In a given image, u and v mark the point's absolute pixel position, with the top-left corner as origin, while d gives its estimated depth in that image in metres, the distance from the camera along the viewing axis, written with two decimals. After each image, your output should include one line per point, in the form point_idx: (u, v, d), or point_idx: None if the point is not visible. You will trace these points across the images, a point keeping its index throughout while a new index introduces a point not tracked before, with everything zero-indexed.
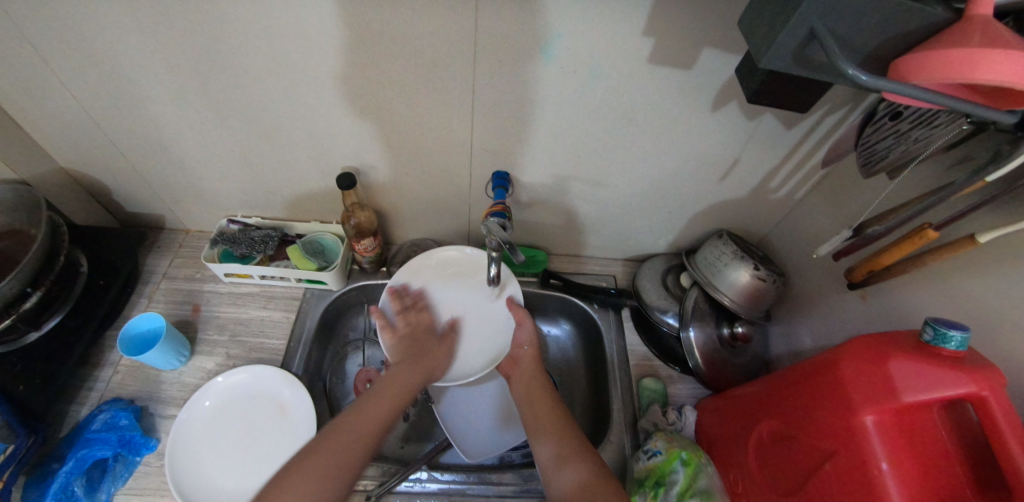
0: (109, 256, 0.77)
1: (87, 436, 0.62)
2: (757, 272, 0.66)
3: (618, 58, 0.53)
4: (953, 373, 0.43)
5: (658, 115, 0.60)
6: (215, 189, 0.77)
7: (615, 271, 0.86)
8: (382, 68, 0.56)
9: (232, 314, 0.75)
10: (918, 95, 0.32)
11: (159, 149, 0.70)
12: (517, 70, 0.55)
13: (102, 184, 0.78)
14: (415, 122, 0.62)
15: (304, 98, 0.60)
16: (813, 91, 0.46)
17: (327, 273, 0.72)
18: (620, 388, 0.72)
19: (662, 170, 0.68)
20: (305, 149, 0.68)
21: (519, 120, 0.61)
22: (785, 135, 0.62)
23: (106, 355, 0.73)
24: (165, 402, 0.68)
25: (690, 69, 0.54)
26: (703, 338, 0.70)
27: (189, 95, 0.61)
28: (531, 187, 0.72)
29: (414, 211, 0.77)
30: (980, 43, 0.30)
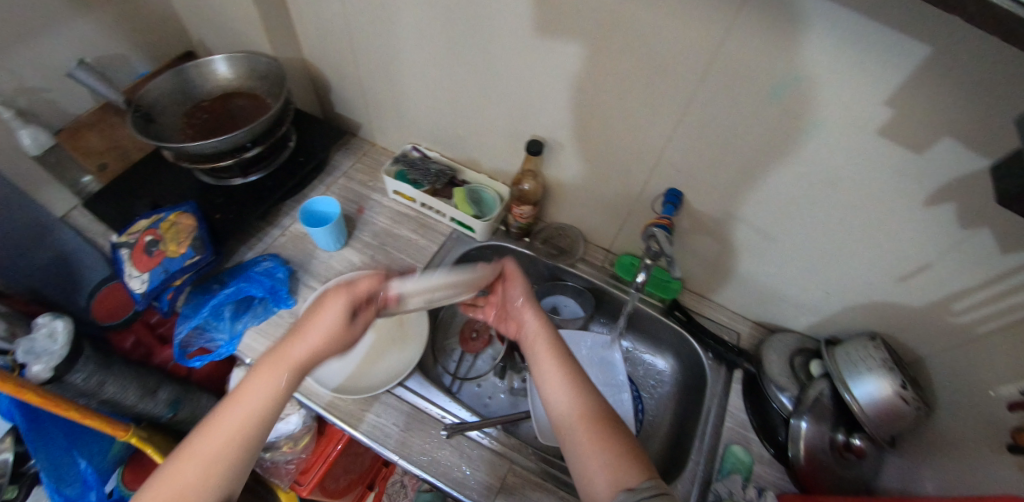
0: (311, 141, 0.90)
1: (250, 273, 0.76)
2: (901, 391, 0.61)
3: (849, 122, 0.51)
4: None
5: (865, 190, 0.56)
6: (414, 117, 0.87)
7: (741, 329, 0.84)
8: (609, 58, 0.59)
9: (386, 226, 0.83)
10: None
11: (387, 69, 0.81)
12: (739, 99, 0.55)
13: (330, 82, 0.92)
14: (616, 116, 0.65)
15: (528, 62, 0.66)
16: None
17: (481, 224, 0.76)
18: (705, 443, 0.69)
19: (839, 247, 0.64)
20: (508, 108, 0.74)
21: (720, 149, 0.62)
22: (992, 258, 0.53)
23: (280, 218, 0.86)
24: (310, 274, 0.79)
25: (920, 154, 0.49)
26: (814, 434, 0.65)
27: (435, 34, 0.70)
28: (699, 214, 0.72)
29: (574, 199, 0.80)
30: None
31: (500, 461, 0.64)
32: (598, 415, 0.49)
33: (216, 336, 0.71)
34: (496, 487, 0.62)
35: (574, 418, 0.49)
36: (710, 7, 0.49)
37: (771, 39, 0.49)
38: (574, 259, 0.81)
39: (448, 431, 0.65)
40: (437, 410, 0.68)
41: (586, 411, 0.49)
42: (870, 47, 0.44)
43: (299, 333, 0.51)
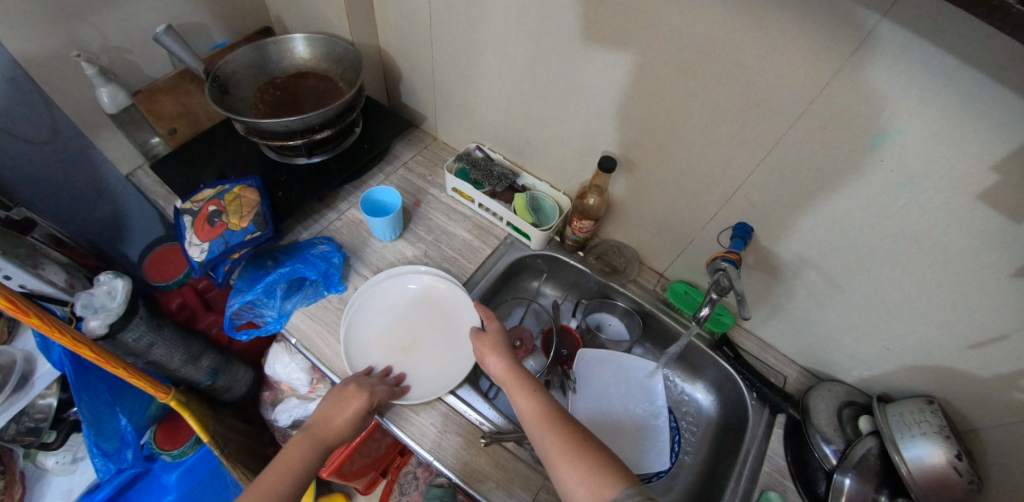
0: (377, 129, 0.92)
1: (306, 255, 0.77)
2: (954, 459, 0.59)
3: (947, 184, 0.49)
4: None
5: (950, 254, 0.54)
6: (483, 118, 0.87)
7: (788, 372, 0.82)
8: (699, 86, 0.59)
9: (442, 223, 0.83)
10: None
11: (465, 69, 0.82)
12: (831, 144, 0.54)
13: (402, 74, 0.93)
14: (695, 145, 0.65)
15: (612, 80, 0.66)
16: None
17: (540, 233, 0.76)
18: (740, 485, 0.68)
19: (910, 305, 0.62)
20: (582, 122, 0.74)
21: (800, 192, 0.61)
22: None
23: (337, 203, 0.87)
24: (362, 262, 0.80)
25: (1018, 224, 0.47)
26: (857, 492, 0.62)
27: (521, 41, 0.71)
28: (767, 252, 0.72)
29: (636, 219, 0.80)
30: None
31: (535, 473, 0.64)
32: (568, 434, 0.51)
33: (265, 312, 0.73)
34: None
35: (545, 434, 0.52)
36: (818, 49, 0.48)
37: (881, 86, 0.47)
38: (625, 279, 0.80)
39: (486, 437, 0.65)
40: (476, 413, 0.68)
41: (553, 423, 0.53)
42: (987, 112, 0.43)
43: (330, 407, 0.58)
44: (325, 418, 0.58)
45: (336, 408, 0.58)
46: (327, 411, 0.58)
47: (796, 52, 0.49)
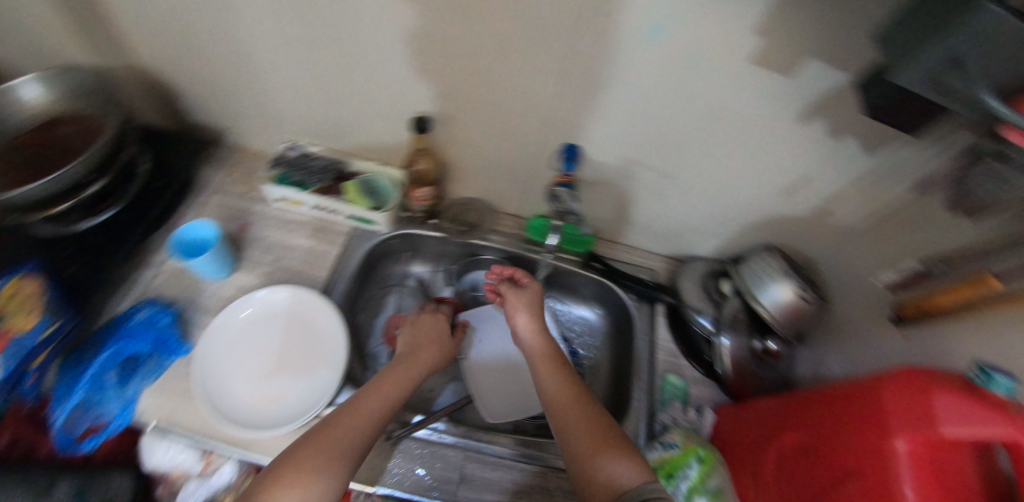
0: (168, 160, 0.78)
1: (127, 329, 0.66)
2: (802, 292, 0.66)
3: (724, 52, 0.51)
4: (1000, 416, 0.42)
5: (745, 115, 0.58)
6: (283, 112, 0.77)
7: (655, 265, 0.86)
8: (476, 19, 0.54)
9: (279, 238, 0.76)
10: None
11: (238, 64, 0.70)
12: (618, 44, 0.53)
13: (169, 87, 0.78)
14: (499, 82, 0.61)
15: (390, 35, 0.59)
16: (918, 118, 0.43)
17: (380, 215, 0.71)
18: (643, 380, 0.72)
19: (731, 171, 0.67)
20: (382, 88, 0.67)
21: (605, 98, 0.60)
22: (865, 161, 0.59)
23: (151, 256, 0.75)
24: (202, 311, 0.70)
25: (791, 77, 0.52)
26: (736, 347, 0.69)
27: (283, 18, 0.61)
28: (597, 164, 0.71)
29: (474, 170, 0.76)
30: None
31: (454, 452, 0.64)
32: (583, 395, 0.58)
33: (105, 409, 0.62)
34: (456, 480, 0.61)
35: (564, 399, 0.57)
36: None
37: None
38: (484, 231, 0.80)
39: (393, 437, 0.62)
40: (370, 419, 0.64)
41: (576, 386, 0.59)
42: None
43: (345, 420, 0.50)
44: (339, 428, 0.49)
45: (349, 419, 0.50)
46: (344, 423, 0.49)
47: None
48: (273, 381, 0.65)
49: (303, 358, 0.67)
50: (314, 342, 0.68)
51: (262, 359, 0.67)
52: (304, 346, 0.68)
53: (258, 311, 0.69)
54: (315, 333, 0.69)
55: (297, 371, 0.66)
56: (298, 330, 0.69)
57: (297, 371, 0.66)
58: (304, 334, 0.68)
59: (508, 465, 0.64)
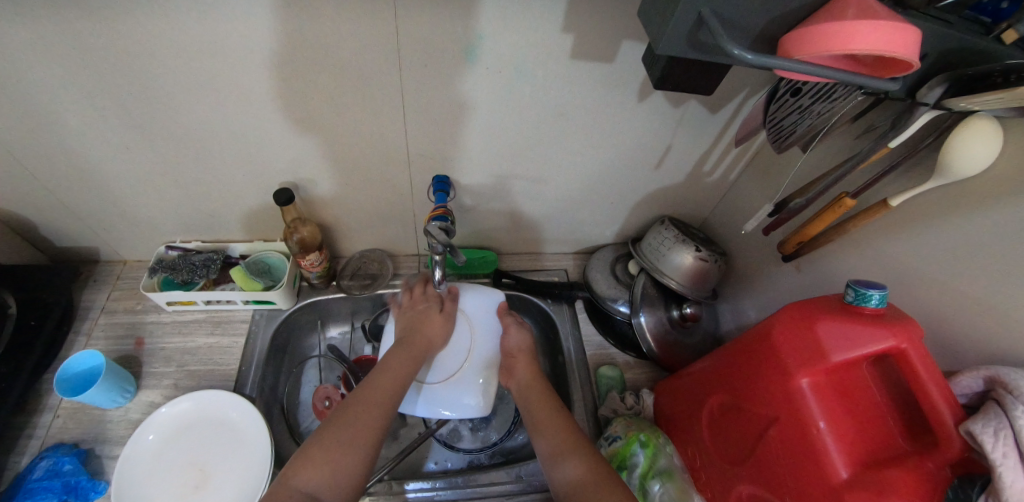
0: (39, 296, 0.73)
1: (28, 486, 0.59)
2: (698, 253, 0.69)
3: (544, 55, 0.55)
4: (875, 330, 0.46)
5: (585, 108, 0.62)
6: (151, 216, 0.75)
7: (566, 265, 0.89)
8: (305, 79, 0.56)
9: (179, 344, 0.74)
10: (806, 69, 0.35)
11: (85, 180, 0.68)
12: (444, 73, 0.56)
13: (24, 219, 0.74)
14: (349, 133, 0.62)
15: (232, 113, 0.59)
16: (708, 75, 0.48)
17: (275, 292, 0.72)
18: (579, 379, 0.73)
19: (601, 159, 0.70)
20: (239, 168, 0.67)
21: (453, 123, 0.62)
22: (710, 118, 0.66)
23: (44, 400, 0.70)
24: (111, 442, 0.66)
25: (612, 62, 0.56)
26: (653, 322, 0.72)
27: (114, 123, 0.60)
28: (473, 189, 0.73)
29: (359, 222, 0.77)
30: (853, 17, 0.33)
31: None
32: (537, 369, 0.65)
33: None
34: None
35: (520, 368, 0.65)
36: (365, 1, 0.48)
37: (436, 10, 0.49)
38: (388, 279, 0.81)
39: None
40: None
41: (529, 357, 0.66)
42: None
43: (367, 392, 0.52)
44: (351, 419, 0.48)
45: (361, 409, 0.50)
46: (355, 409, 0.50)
47: (355, 14, 0.49)
48: (207, 487, 0.63)
49: (231, 455, 0.65)
50: (239, 437, 0.66)
51: (187, 471, 0.64)
52: (228, 443, 0.66)
53: (171, 425, 0.66)
54: (236, 427, 0.67)
55: (228, 470, 0.64)
56: (218, 430, 0.67)
57: (229, 469, 0.64)
58: (226, 431, 0.67)
59: None
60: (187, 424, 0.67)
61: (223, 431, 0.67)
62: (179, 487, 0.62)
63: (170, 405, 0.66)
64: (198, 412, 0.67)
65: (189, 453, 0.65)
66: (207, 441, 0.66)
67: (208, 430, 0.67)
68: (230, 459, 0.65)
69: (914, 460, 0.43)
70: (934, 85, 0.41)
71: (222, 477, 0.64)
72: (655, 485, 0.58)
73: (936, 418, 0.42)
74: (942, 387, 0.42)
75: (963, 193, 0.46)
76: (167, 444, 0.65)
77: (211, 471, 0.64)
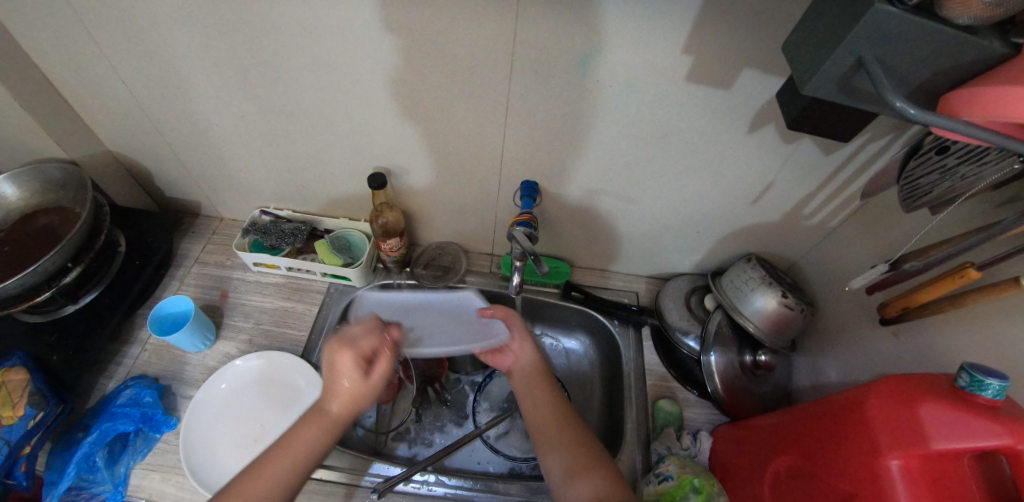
0: (146, 238, 0.80)
1: (111, 410, 0.65)
2: (784, 300, 0.65)
3: (658, 75, 0.54)
4: (985, 423, 0.40)
5: (689, 132, 0.60)
6: (252, 181, 0.80)
7: (638, 288, 0.87)
8: (417, 71, 0.57)
9: (258, 303, 0.78)
10: (970, 131, 0.31)
11: (203, 140, 0.73)
12: (552, 81, 0.56)
13: (145, 168, 0.81)
14: (448, 128, 0.64)
15: (346, 98, 0.62)
16: (844, 120, 0.45)
17: (351, 270, 0.75)
18: (636, 407, 0.71)
19: (693, 186, 0.68)
20: (341, 147, 0.70)
21: (551, 131, 0.62)
22: (824, 161, 0.61)
23: (135, 333, 0.76)
24: (187, 383, 0.71)
25: (728, 90, 0.54)
26: (724, 363, 0.68)
27: (239, 92, 0.64)
28: (555, 197, 0.73)
29: (440, 214, 0.79)
30: None
31: None
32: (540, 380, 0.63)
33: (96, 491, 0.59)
34: None
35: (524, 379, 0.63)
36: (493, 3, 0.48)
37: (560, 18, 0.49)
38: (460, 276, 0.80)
39: (376, 493, 0.61)
40: (351, 476, 0.64)
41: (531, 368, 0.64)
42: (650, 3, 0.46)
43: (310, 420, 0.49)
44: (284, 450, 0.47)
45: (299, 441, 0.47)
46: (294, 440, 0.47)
47: (479, 13, 0.50)
48: (262, 443, 0.66)
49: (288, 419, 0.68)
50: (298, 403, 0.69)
51: (247, 425, 0.67)
52: (287, 408, 0.69)
53: (240, 378, 0.70)
54: (298, 393, 0.70)
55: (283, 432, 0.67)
56: (282, 392, 0.70)
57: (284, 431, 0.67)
58: (288, 395, 0.70)
59: None
60: (255, 381, 0.71)
61: (285, 396, 0.70)
62: (238, 438, 0.66)
63: (244, 359, 0.70)
64: (267, 371, 0.71)
65: (252, 408, 0.69)
66: (270, 401, 0.70)
67: (272, 390, 0.70)
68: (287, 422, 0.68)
69: None
70: None
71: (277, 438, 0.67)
72: None
73: None
74: None
75: None
76: (234, 395, 0.69)
77: (268, 429, 0.67)
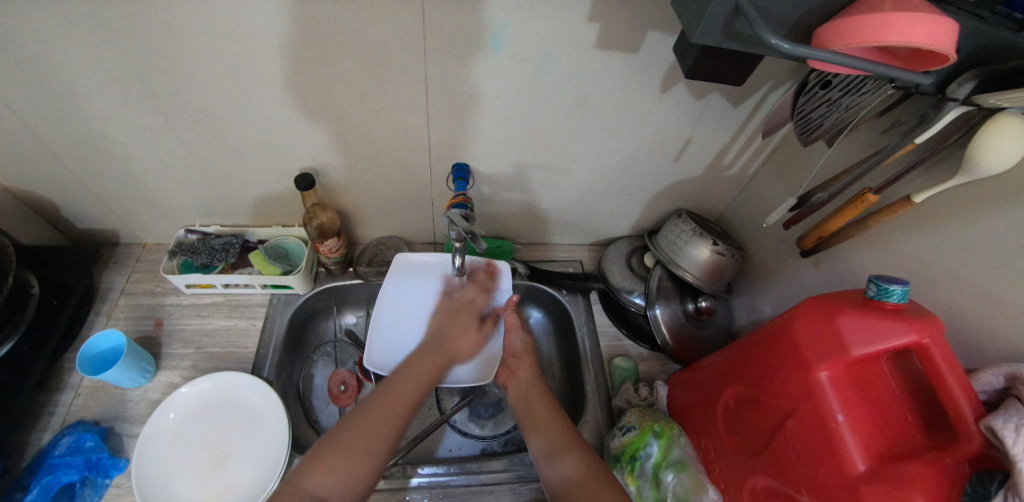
0: (61, 276, 0.74)
1: (50, 462, 0.60)
2: (715, 247, 0.69)
3: (568, 45, 0.55)
4: (895, 324, 0.45)
5: (607, 98, 0.62)
6: (171, 200, 0.75)
7: (582, 256, 0.89)
8: (328, 65, 0.55)
9: (197, 326, 0.75)
10: (846, 62, 0.34)
11: (107, 163, 0.68)
12: (467, 61, 0.56)
13: (46, 201, 0.75)
14: (370, 121, 0.63)
15: (259, 101, 0.60)
16: (736, 67, 0.48)
17: (292, 277, 0.73)
18: (594, 371, 0.74)
19: (620, 150, 0.70)
20: (262, 153, 0.67)
21: (475, 112, 0.62)
22: (732, 111, 0.65)
23: (65, 379, 0.71)
24: (131, 421, 0.67)
25: (636, 53, 0.56)
26: (669, 314, 0.72)
27: (139, 107, 0.60)
28: (491, 178, 0.73)
29: (378, 210, 0.78)
30: (892, 8, 0.32)
31: (421, 493, 0.63)
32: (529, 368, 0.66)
33: None
34: None
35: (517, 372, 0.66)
36: None
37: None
38: None
39: None
40: None
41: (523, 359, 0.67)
42: None
43: (364, 416, 0.50)
44: (347, 446, 0.47)
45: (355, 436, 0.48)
46: (352, 433, 0.48)
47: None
48: (223, 467, 0.64)
49: (249, 438, 0.66)
50: (257, 420, 0.67)
51: (204, 451, 0.64)
52: (246, 426, 0.67)
53: (190, 405, 0.67)
54: (254, 410, 0.67)
55: (245, 451, 0.65)
56: (238, 412, 0.68)
57: (246, 451, 0.65)
58: (245, 414, 0.67)
59: (479, 489, 0.64)
60: (206, 405, 0.68)
61: (242, 415, 0.67)
62: (197, 465, 0.63)
63: (190, 385, 0.67)
64: (218, 393, 0.68)
65: (208, 433, 0.66)
66: (226, 422, 0.67)
67: (227, 412, 0.68)
68: (248, 441, 0.66)
69: (932, 455, 0.42)
70: (965, 81, 0.40)
71: (239, 458, 0.64)
72: (669, 476, 0.59)
73: (959, 417, 0.41)
74: (965, 386, 0.42)
75: (988, 190, 0.45)
76: (186, 423, 0.66)
77: (228, 451, 0.65)
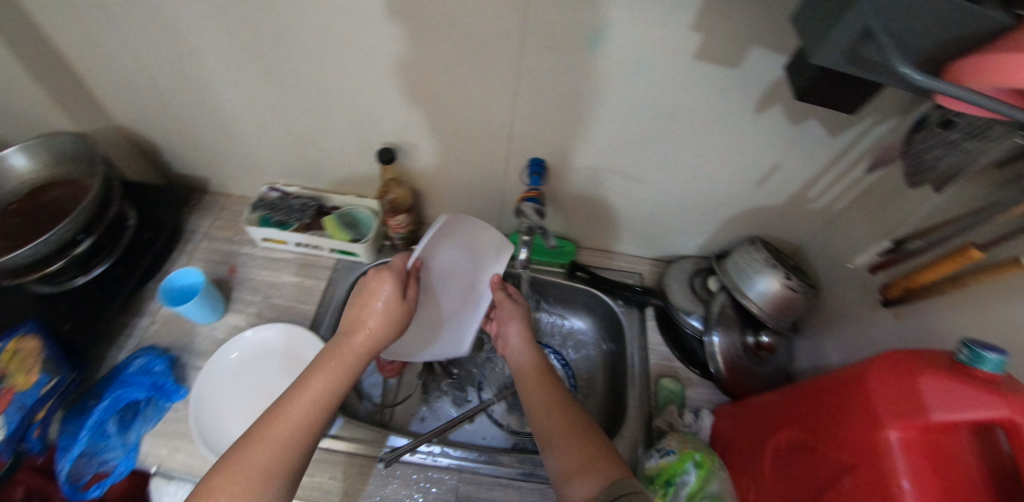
0: (155, 213, 0.81)
1: (122, 379, 0.66)
2: (788, 282, 0.65)
3: (667, 52, 0.54)
4: (989, 396, 0.40)
5: (697, 111, 0.60)
6: (261, 157, 0.81)
7: (643, 269, 0.88)
8: (428, 46, 0.57)
9: (266, 277, 0.80)
10: (992, 105, 0.31)
11: (211, 115, 0.74)
12: (563, 57, 0.56)
13: (153, 143, 0.82)
14: (458, 105, 0.64)
15: (356, 74, 0.63)
16: (850, 94, 0.46)
17: (359, 246, 0.76)
18: (638, 389, 0.72)
19: (700, 166, 0.68)
20: (351, 123, 0.70)
21: (561, 109, 0.63)
22: (830, 141, 0.62)
23: (145, 305, 0.77)
24: (197, 354, 0.72)
25: (736, 68, 0.54)
26: (726, 344, 0.69)
27: (248, 66, 0.64)
28: (564, 176, 0.73)
29: (448, 193, 0.80)
30: None
31: (449, 474, 0.64)
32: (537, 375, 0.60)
33: (108, 456, 0.61)
34: None
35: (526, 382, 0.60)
36: None
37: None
38: None
39: (383, 461, 0.63)
40: (361, 447, 0.65)
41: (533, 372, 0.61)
42: None
43: (276, 421, 0.46)
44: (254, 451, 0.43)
45: (270, 441, 0.44)
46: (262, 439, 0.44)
47: None
48: None
49: None
50: None
51: (257, 393, 0.68)
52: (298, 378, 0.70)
53: (251, 348, 0.71)
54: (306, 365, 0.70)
55: None
56: (293, 363, 0.71)
57: None
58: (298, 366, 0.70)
59: (505, 483, 0.64)
60: (266, 351, 0.71)
61: (295, 367, 0.70)
62: (249, 406, 0.67)
63: (253, 330, 0.71)
64: (278, 342, 0.72)
65: (263, 377, 0.70)
66: (281, 371, 0.70)
67: (282, 361, 0.71)
68: None
69: None
70: None
71: None
72: None
73: None
74: None
75: None
76: (246, 364, 0.70)
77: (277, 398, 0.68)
